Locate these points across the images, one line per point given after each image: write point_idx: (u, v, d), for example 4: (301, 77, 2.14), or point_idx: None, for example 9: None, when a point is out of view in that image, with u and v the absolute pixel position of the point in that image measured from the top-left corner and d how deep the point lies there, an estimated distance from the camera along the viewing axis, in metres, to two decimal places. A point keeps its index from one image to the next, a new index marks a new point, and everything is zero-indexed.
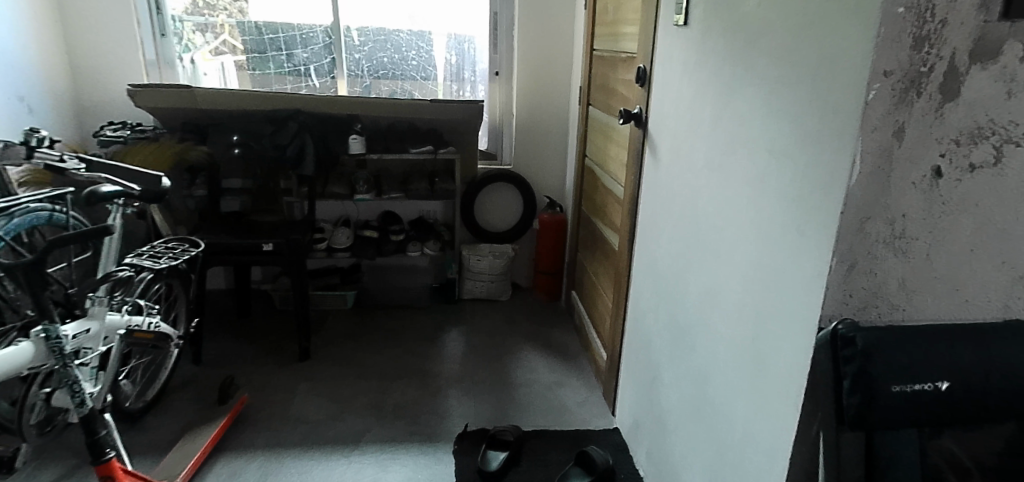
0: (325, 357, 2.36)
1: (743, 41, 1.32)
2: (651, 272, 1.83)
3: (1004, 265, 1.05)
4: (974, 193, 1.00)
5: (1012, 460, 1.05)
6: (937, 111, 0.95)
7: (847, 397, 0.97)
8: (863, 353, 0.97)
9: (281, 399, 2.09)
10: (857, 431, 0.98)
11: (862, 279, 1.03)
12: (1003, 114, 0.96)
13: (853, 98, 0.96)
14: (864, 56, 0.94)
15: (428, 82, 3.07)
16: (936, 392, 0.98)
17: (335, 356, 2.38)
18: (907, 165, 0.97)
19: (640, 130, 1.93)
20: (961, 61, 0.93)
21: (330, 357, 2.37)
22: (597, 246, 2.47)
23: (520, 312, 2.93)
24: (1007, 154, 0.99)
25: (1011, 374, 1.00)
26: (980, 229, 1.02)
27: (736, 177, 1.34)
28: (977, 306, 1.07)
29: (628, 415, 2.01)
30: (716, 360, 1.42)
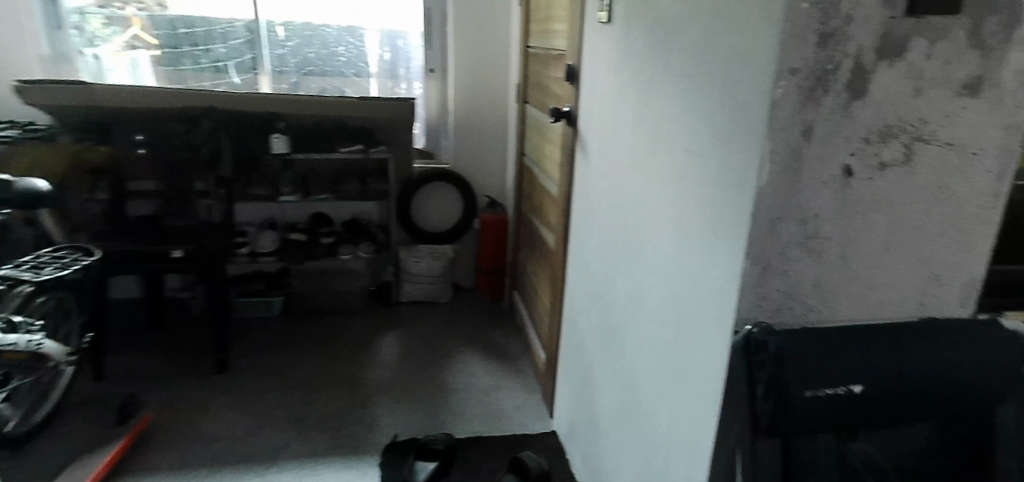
0: (245, 369, 2.30)
1: (660, 38, 1.29)
2: (584, 273, 1.80)
3: (918, 264, 1.04)
4: (886, 192, 0.99)
5: (934, 458, 1.04)
6: (846, 108, 0.94)
7: (760, 404, 0.96)
8: (774, 358, 0.96)
9: (193, 416, 2.01)
10: (773, 438, 0.97)
11: (776, 280, 1.01)
12: (911, 112, 0.95)
13: (760, 98, 0.94)
14: (770, 53, 0.92)
15: (360, 78, 2.98)
16: (849, 395, 0.96)
17: (254, 366, 2.32)
18: (817, 165, 0.96)
19: (571, 129, 1.89)
20: (867, 58, 0.92)
21: (249, 368, 2.31)
22: (534, 246, 2.43)
23: (460, 315, 2.87)
24: (917, 152, 0.98)
25: (926, 372, 0.99)
26: (893, 227, 1.01)
27: (657, 177, 1.31)
28: (892, 306, 1.06)
29: (564, 418, 1.98)
30: (643, 363, 1.39)
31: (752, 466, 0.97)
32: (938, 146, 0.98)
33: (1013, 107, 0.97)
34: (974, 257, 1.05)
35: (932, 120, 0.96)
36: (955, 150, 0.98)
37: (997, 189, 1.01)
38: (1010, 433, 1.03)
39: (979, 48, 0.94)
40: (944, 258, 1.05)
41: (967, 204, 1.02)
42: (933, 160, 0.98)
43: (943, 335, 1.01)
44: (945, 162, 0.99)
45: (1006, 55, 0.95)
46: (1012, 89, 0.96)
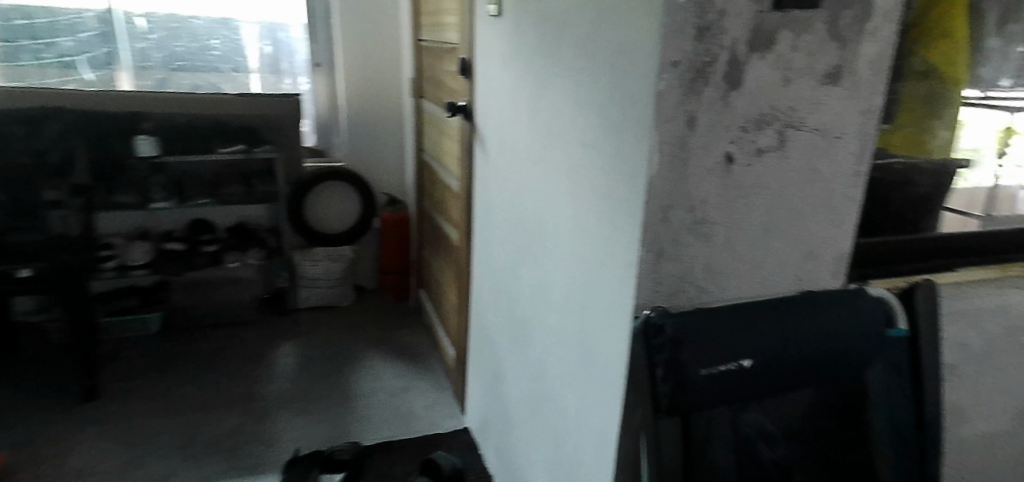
0: (116, 394, 2.14)
1: (549, 32, 1.31)
2: (487, 267, 1.80)
3: (796, 242, 1.11)
4: (764, 177, 1.05)
5: (816, 420, 1.12)
6: (724, 99, 0.98)
7: (660, 386, 0.99)
8: (672, 341, 0.98)
9: (58, 453, 1.84)
10: (673, 417, 1.01)
11: (670, 265, 1.05)
12: (782, 100, 1.02)
13: (646, 90, 0.97)
14: (652, 47, 0.94)
15: (237, 74, 2.83)
16: (739, 370, 1.02)
17: (130, 390, 2.16)
18: (701, 153, 1.00)
19: (468, 124, 1.87)
20: (740, 51, 0.97)
21: (122, 392, 2.15)
22: (438, 243, 2.39)
23: (362, 318, 2.80)
24: (789, 138, 1.04)
25: (806, 343, 1.06)
26: (772, 209, 1.07)
27: (554, 169, 1.33)
28: (776, 283, 1.13)
29: (474, 413, 1.98)
30: (549, 353, 1.41)
31: (655, 447, 1.01)
32: (807, 131, 1.05)
33: (870, 93, 1.06)
34: (845, 233, 1.13)
35: (801, 109, 1.03)
36: (823, 135, 1.06)
37: (859, 169, 1.10)
38: (877, 391, 1.13)
39: (837, 40, 1.01)
40: (818, 236, 1.12)
41: (835, 184, 1.09)
42: (804, 145, 1.05)
43: (826, 306, 1.08)
44: (814, 146, 1.06)
45: (861, 47, 1.03)
46: (868, 78, 1.05)
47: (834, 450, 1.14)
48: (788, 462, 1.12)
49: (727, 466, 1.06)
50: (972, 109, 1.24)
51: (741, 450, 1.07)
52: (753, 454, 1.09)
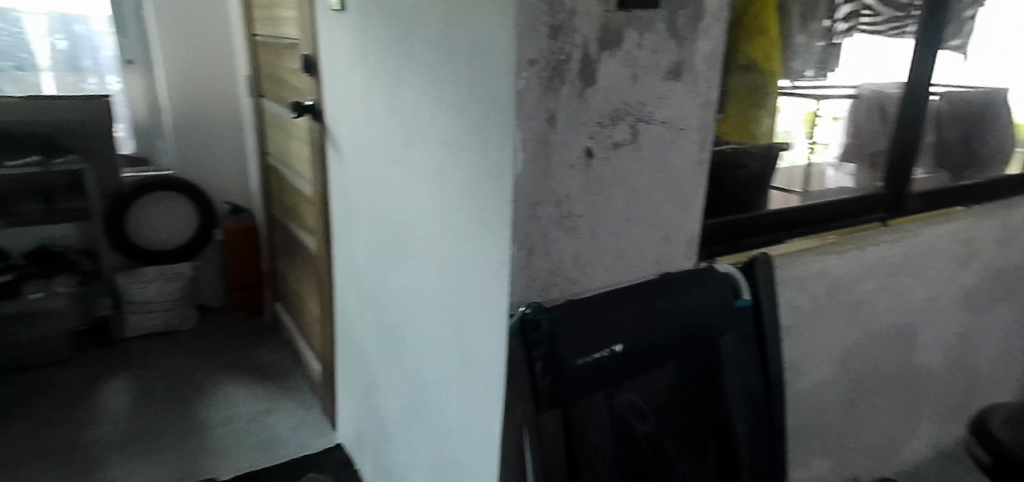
0: None
1: (399, 29, 1.27)
2: (351, 275, 1.72)
3: (654, 228, 1.18)
4: (621, 169, 1.10)
5: (680, 392, 1.21)
6: (580, 96, 1.01)
7: (539, 380, 1.01)
8: (548, 335, 1.00)
9: None
10: (554, 408, 1.03)
11: (541, 260, 1.07)
12: (632, 96, 1.07)
13: (505, 88, 0.97)
14: (510, 46, 0.94)
15: (25, 74, 2.49)
16: (611, 356, 1.07)
17: None
18: (563, 149, 1.02)
19: (318, 123, 1.77)
20: (592, 49, 1.00)
21: None
22: (293, 252, 2.25)
23: (209, 341, 2.58)
24: (640, 131, 1.10)
25: (668, 323, 1.13)
26: (630, 199, 1.13)
27: (416, 170, 1.29)
28: (639, 268, 1.19)
29: (348, 428, 1.89)
30: (424, 358, 1.38)
31: (539, 438, 1.02)
32: (656, 124, 1.11)
33: (706, 87, 1.14)
34: (694, 216, 1.23)
35: (650, 103, 1.09)
36: (669, 127, 1.13)
37: (702, 157, 1.19)
38: (730, 359, 1.22)
39: (676, 38, 1.08)
40: (672, 221, 1.20)
41: (683, 172, 1.17)
42: (654, 137, 1.11)
43: (682, 285, 1.16)
44: (662, 138, 1.13)
45: (696, 44, 1.10)
46: (704, 72, 1.13)
47: (697, 417, 1.23)
48: (659, 435, 1.19)
49: (606, 448, 1.11)
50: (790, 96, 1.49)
51: (617, 430, 1.13)
52: (628, 432, 1.15)
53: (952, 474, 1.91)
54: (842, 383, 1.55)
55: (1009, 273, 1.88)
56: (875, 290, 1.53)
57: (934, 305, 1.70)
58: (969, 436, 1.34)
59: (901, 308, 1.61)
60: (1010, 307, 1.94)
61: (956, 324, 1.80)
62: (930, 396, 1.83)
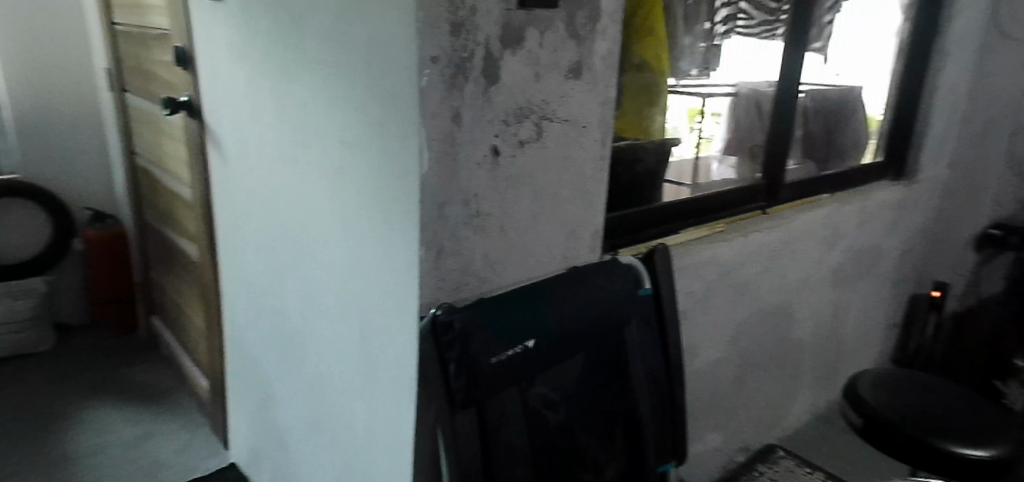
0: None
1: (288, 22, 1.20)
2: (241, 283, 1.61)
3: (559, 224, 1.20)
4: (526, 167, 1.11)
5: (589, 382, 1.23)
6: (484, 94, 1.00)
7: (454, 381, 0.99)
8: (462, 336, 0.99)
9: None
10: (468, 408, 1.02)
11: (451, 260, 1.05)
12: (535, 94, 1.08)
13: (407, 86, 0.94)
14: (409, 41, 0.91)
15: None
16: (524, 351, 1.07)
17: None
18: (469, 147, 1.01)
19: (195, 121, 1.64)
20: (494, 46, 0.99)
21: None
22: (172, 260, 2.07)
23: (73, 363, 2.33)
24: (544, 129, 1.11)
25: (578, 315, 1.15)
26: (537, 196, 1.14)
27: (312, 171, 1.23)
28: (546, 263, 1.21)
29: (242, 446, 1.78)
30: (327, 366, 1.32)
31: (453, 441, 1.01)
32: (559, 122, 1.13)
33: (604, 86, 1.18)
34: (597, 211, 1.27)
35: (552, 101, 1.11)
36: (571, 125, 1.15)
37: (602, 153, 1.23)
38: (634, 346, 1.27)
39: (575, 38, 1.11)
40: (577, 216, 1.23)
41: (585, 169, 1.21)
42: (557, 134, 1.13)
43: (588, 278, 1.19)
44: (566, 136, 1.15)
45: (594, 44, 1.14)
46: (602, 72, 1.17)
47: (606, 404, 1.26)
48: (573, 426, 1.19)
49: (522, 445, 1.10)
50: (676, 92, 1.73)
51: (532, 425, 1.13)
52: (543, 426, 1.14)
53: (824, 433, 2.14)
54: (729, 359, 1.69)
55: (867, 251, 2.12)
56: (759, 272, 1.67)
57: (806, 284, 1.88)
58: (844, 401, 1.54)
59: (778, 288, 1.77)
60: (869, 281, 2.19)
61: (824, 299, 2.00)
62: (804, 365, 2.03)
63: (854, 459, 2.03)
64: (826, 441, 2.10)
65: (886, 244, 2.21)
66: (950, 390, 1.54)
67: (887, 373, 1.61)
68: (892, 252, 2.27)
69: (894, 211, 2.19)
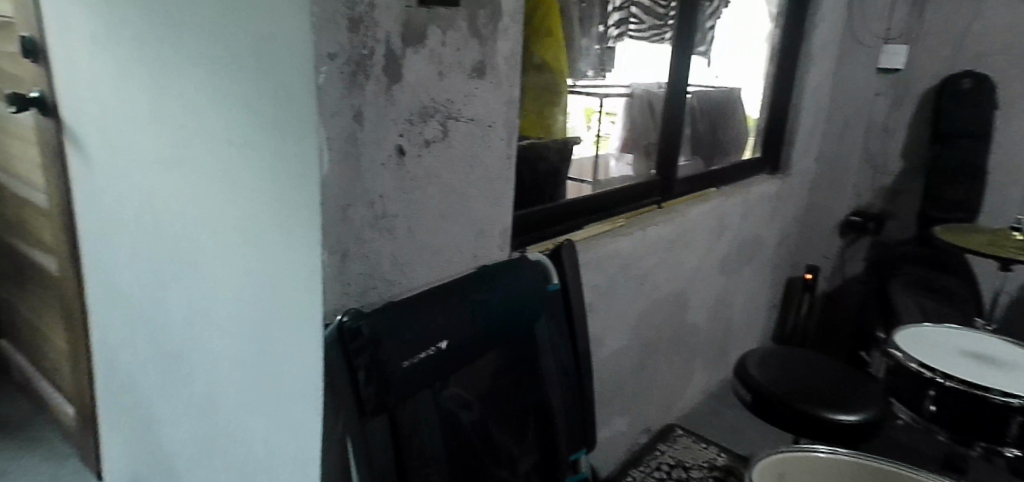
0: None
1: (163, 11, 1.10)
2: (114, 297, 1.47)
3: (467, 223, 1.19)
4: (433, 166, 1.09)
5: (501, 380, 1.21)
6: (387, 93, 0.97)
7: (364, 389, 0.93)
8: (371, 341, 0.93)
9: None
10: (379, 415, 0.96)
11: (356, 265, 1.00)
12: (439, 93, 1.06)
13: (302, 82, 0.88)
14: (302, 36, 0.85)
15: None
16: (438, 353, 1.03)
17: None
18: (373, 147, 0.97)
19: (50, 120, 1.48)
20: (395, 44, 0.97)
21: None
22: (25, 275, 1.86)
23: None
24: (449, 129, 1.10)
25: (490, 312, 1.13)
26: (444, 196, 1.13)
27: (196, 172, 1.14)
28: (455, 262, 1.19)
29: (122, 471, 1.63)
30: (220, 382, 1.23)
31: (365, 451, 0.96)
32: (464, 122, 1.12)
33: (508, 86, 1.19)
34: (504, 209, 1.27)
35: (456, 101, 1.10)
36: (476, 124, 1.15)
37: (508, 152, 1.24)
38: (544, 339, 1.28)
39: (477, 37, 1.10)
40: (484, 215, 1.23)
41: (491, 168, 1.21)
42: (463, 134, 1.13)
43: (498, 275, 1.17)
44: (471, 135, 1.14)
45: (497, 44, 1.14)
46: (505, 71, 1.17)
47: (519, 400, 1.25)
48: (485, 424, 1.18)
49: (435, 449, 1.06)
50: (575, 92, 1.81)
51: (446, 428, 1.09)
52: (457, 427, 1.11)
53: (717, 410, 2.28)
54: (630, 347, 1.76)
55: (750, 239, 2.28)
56: (656, 264, 1.76)
57: (698, 272, 2.00)
58: (735, 379, 1.66)
59: (673, 278, 1.87)
60: (753, 267, 2.37)
61: (714, 286, 2.13)
62: (697, 348, 2.16)
63: (742, 432, 2.19)
64: (719, 417, 2.24)
65: (766, 232, 2.39)
66: (825, 362, 1.69)
67: (771, 351, 1.74)
68: (771, 240, 2.46)
69: (772, 202, 2.37)
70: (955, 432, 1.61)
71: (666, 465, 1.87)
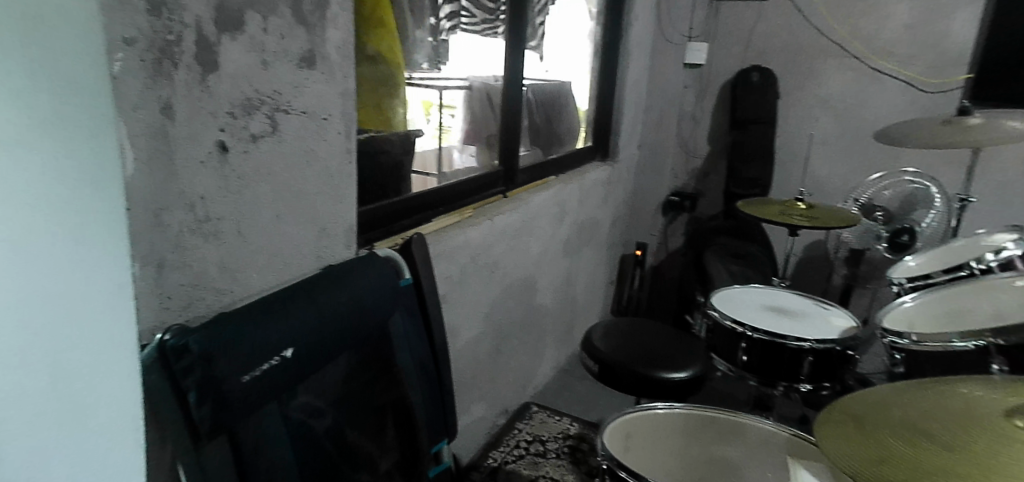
0: None
1: None
2: None
3: (307, 222, 1.12)
4: (262, 162, 1.01)
5: (356, 382, 1.15)
6: (201, 83, 0.88)
7: (197, 412, 0.84)
8: (202, 359, 0.84)
9: None
10: (217, 438, 0.87)
11: (177, 275, 0.89)
12: (264, 84, 0.99)
13: (91, 71, 0.76)
14: (87, 19, 0.74)
15: None
16: (283, 363, 0.95)
17: None
18: (189, 143, 0.88)
19: None
20: (207, 29, 0.88)
21: None
22: None
23: None
24: (279, 122, 1.03)
25: (339, 314, 1.07)
26: (278, 193, 1.05)
27: None
28: (295, 265, 1.11)
29: None
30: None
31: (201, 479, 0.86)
32: (296, 114, 1.06)
33: (342, 77, 1.14)
34: (348, 206, 1.22)
35: (285, 92, 1.03)
36: (309, 117, 1.08)
37: (348, 146, 1.18)
38: (398, 334, 1.25)
39: (303, 25, 1.04)
40: (324, 213, 1.16)
41: (330, 163, 1.15)
42: (295, 127, 1.06)
43: (343, 274, 1.12)
44: (303, 129, 1.08)
45: (326, 32, 1.08)
46: (337, 61, 1.12)
47: (376, 400, 1.20)
48: (340, 431, 1.11)
49: (286, 464, 0.99)
50: (412, 85, 1.79)
51: (298, 440, 1.02)
52: (310, 437, 1.04)
53: (568, 384, 2.39)
54: (484, 334, 1.78)
55: (587, 223, 2.40)
56: (505, 251, 1.80)
57: (543, 257, 2.07)
58: (583, 353, 1.74)
59: (521, 264, 1.92)
60: (590, 249, 2.50)
61: (558, 269, 2.22)
62: (546, 328, 2.24)
63: (591, 401, 2.32)
64: (570, 390, 2.35)
65: (600, 215, 2.54)
66: (661, 329, 1.83)
67: (613, 323, 1.85)
68: (606, 222, 2.62)
69: (604, 187, 2.52)
70: (766, 379, 1.82)
71: (524, 442, 1.94)
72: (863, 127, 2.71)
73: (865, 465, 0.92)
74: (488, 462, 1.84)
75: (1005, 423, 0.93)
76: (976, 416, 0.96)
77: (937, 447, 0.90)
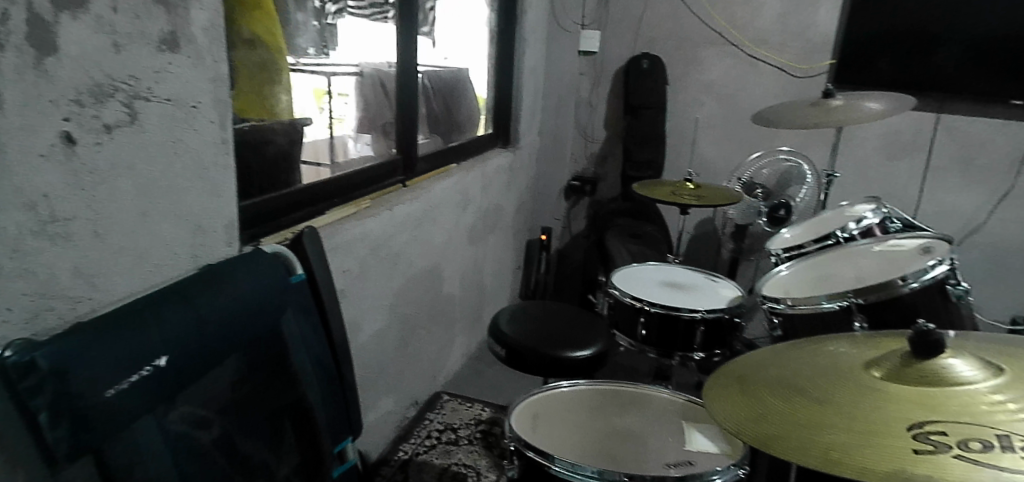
0: None
1: None
2: None
3: (178, 219, 1.04)
4: (120, 155, 0.92)
5: (247, 386, 1.08)
6: (37, 68, 0.79)
7: (52, 434, 0.75)
8: (54, 375, 0.76)
9: None
10: (80, 460, 0.79)
11: (17, 283, 0.80)
12: (118, 68, 0.90)
13: None
14: None
15: None
16: (155, 373, 0.88)
17: None
18: (25, 134, 0.79)
19: None
20: (42, 7, 0.79)
21: None
22: None
23: None
24: (138, 110, 0.94)
25: (219, 316, 1.00)
26: (141, 189, 0.96)
27: None
28: (168, 266, 1.02)
29: None
30: None
31: None
32: (157, 102, 0.97)
33: (212, 62, 1.06)
34: (226, 201, 1.14)
35: (144, 77, 0.94)
36: (175, 105, 1.00)
37: (223, 136, 1.11)
38: (294, 334, 1.18)
39: (162, 4, 0.95)
40: (199, 209, 1.08)
41: (202, 155, 1.07)
42: (157, 116, 0.97)
43: (223, 275, 1.04)
44: (167, 118, 0.99)
45: (189, 12, 1.00)
46: (205, 45, 1.04)
47: (271, 404, 1.13)
48: (232, 440, 1.04)
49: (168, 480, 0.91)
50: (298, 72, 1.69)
51: (185, 453, 0.94)
52: (199, 449, 0.96)
53: (479, 370, 2.39)
54: (388, 327, 1.74)
55: (491, 209, 2.40)
56: (407, 242, 1.77)
57: (447, 246, 2.05)
58: (489, 338, 1.75)
59: (424, 254, 1.89)
60: (495, 236, 2.50)
61: (463, 257, 2.20)
62: (454, 317, 2.22)
63: (501, 384, 2.33)
64: (480, 376, 2.35)
65: (504, 202, 2.54)
66: (566, 310, 1.87)
67: (518, 307, 1.86)
68: (510, 208, 2.63)
69: (506, 174, 2.53)
70: (664, 351, 1.91)
71: (435, 431, 1.93)
72: (743, 109, 2.88)
73: (749, 423, 0.97)
74: (399, 455, 1.81)
75: (865, 375, 1.02)
76: (841, 373, 1.05)
77: (811, 403, 0.98)
